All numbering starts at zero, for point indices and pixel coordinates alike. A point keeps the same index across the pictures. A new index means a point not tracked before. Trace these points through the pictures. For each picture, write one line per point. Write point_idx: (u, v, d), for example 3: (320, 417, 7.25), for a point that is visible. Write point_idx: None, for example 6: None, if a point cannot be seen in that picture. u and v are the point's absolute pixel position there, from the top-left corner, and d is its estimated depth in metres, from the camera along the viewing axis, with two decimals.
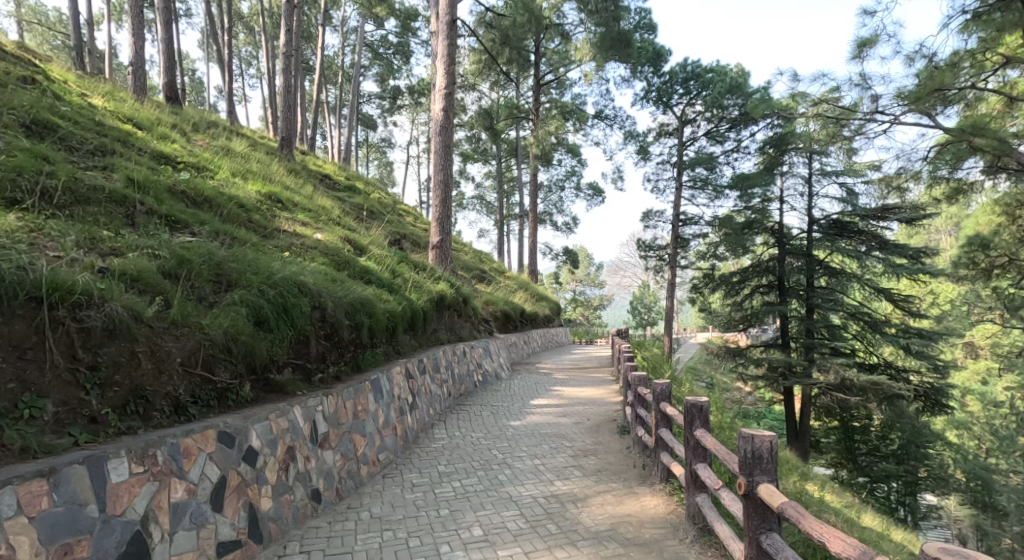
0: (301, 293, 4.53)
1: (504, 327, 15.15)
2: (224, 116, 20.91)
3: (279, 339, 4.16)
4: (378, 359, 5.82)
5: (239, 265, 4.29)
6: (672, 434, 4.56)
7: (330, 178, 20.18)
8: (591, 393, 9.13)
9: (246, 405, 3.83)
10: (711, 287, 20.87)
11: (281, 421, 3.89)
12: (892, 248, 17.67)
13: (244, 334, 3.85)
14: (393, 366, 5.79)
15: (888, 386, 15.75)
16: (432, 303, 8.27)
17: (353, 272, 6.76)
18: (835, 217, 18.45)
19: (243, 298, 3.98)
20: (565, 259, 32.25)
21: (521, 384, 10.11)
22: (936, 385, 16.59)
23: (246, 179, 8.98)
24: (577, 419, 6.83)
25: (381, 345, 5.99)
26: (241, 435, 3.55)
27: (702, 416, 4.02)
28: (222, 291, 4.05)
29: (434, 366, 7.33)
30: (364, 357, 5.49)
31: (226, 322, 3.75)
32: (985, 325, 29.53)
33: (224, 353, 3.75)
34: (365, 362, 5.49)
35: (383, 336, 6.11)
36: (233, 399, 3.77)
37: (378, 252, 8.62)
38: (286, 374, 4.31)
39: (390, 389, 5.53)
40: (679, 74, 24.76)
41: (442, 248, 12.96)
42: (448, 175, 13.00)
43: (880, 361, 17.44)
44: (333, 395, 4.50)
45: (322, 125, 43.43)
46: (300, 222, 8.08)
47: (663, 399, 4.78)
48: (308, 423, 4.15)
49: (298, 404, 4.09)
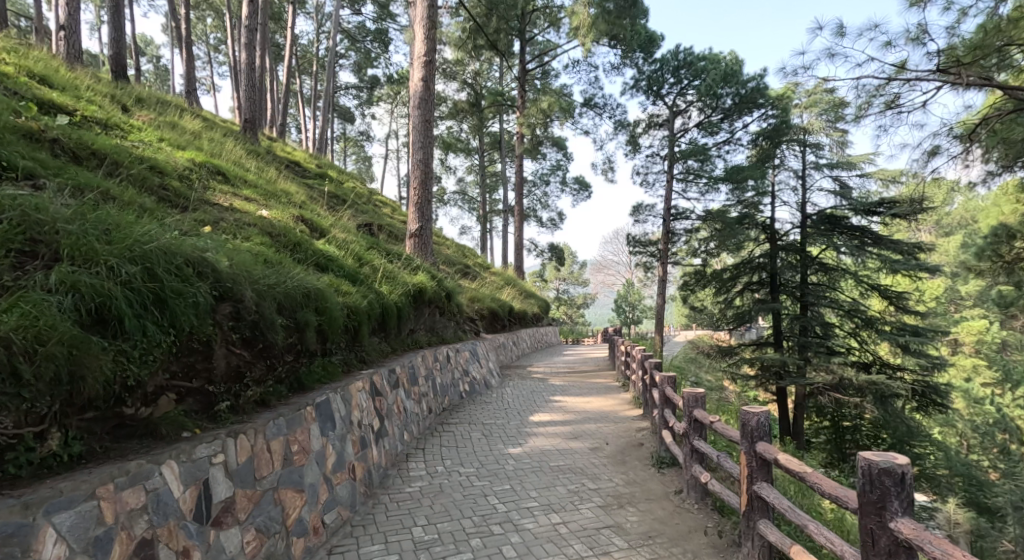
0: (198, 275, 3.00)
1: (490, 328, 13.69)
2: (183, 99, 19.15)
3: (142, 349, 2.63)
4: (333, 373, 4.32)
5: (80, 228, 2.80)
6: (781, 495, 3.25)
7: (299, 165, 18.48)
8: (594, 404, 7.74)
9: (58, 472, 2.32)
10: (701, 284, 19.23)
11: (122, 501, 2.39)
12: (886, 244, 16.40)
13: (58, 339, 2.33)
14: (353, 378, 4.30)
15: (889, 386, 14.44)
16: (409, 298, 6.77)
17: (303, 257, 5.23)
18: (831, 210, 17.21)
19: (67, 281, 2.50)
20: (551, 255, 30.82)
21: (514, 393, 8.65)
22: (930, 383, 15.27)
23: (181, 149, 7.40)
24: (594, 444, 5.41)
25: (336, 355, 4.51)
26: (12, 546, 2.02)
27: (901, 494, 2.75)
28: (33, 271, 2.56)
29: (412, 373, 5.83)
30: (309, 370, 4.00)
31: (10, 323, 2.23)
32: (970, 321, 28.70)
33: (8, 380, 2.19)
34: (312, 377, 3.99)
35: (341, 340, 4.64)
36: (23, 464, 2.24)
37: (343, 237, 7.10)
38: (162, 405, 2.83)
39: (347, 414, 4.02)
40: (671, 62, 23.48)
41: (422, 237, 11.41)
42: (427, 156, 11.45)
43: (875, 359, 15.99)
44: (241, 439, 3.00)
45: (297, 117, 41.50)
46: (242, 196, 6.51)
47: (758, 437, 3.40)
48: (186, 493, 2.65)
49: (163, 465, 2.57)
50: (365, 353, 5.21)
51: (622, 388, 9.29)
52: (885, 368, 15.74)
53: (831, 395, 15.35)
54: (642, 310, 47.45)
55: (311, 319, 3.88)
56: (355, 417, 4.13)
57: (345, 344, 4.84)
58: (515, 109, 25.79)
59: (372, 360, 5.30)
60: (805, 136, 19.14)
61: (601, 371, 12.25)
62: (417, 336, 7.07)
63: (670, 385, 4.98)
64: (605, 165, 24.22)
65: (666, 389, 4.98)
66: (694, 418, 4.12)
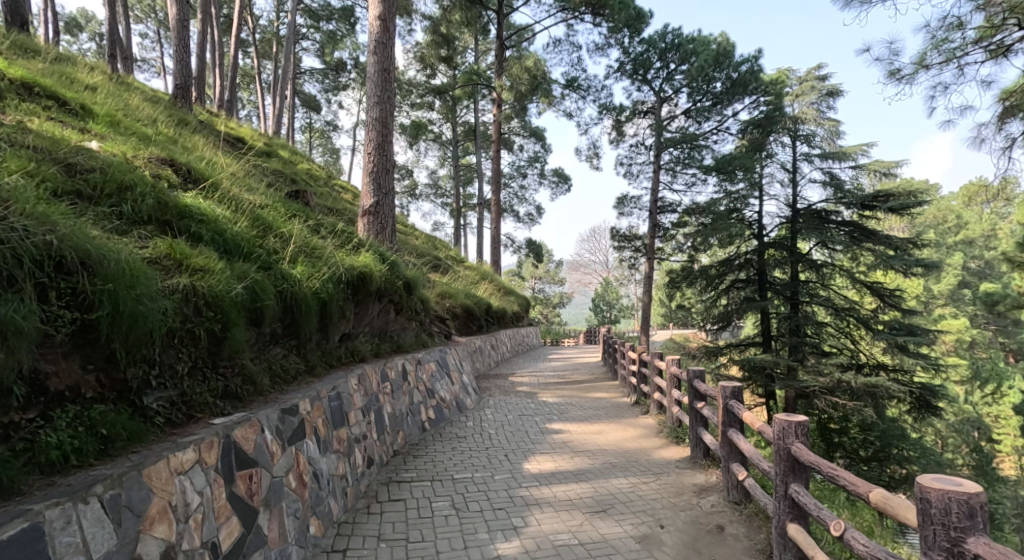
0: None
1: (464, 330, 11.43)
2: (105, 63, 16.26)
3: None
4: (109, 446, 2.28)
5: None
6: None
7: (243, 143, 15.92)
8: (610, 438, 5.53)
9: None
10: (687, 281, 16.70)
11: None
12: (877, 238, 14.17)
13: None
14: (169, 455, 2.32)
15: (888, 389, 12.13)
16: (343, 287, 4.54)
17: (126, 211, 3.05)
18: (819, 206, 15.08)
19: None
20: (528, 252, 28.54)
21: (495, 416, 6.47)
22: (929, 385, 13.06)
23: (2, 65, 4.97)
24: (643, 533, 3.24)
25: (138, 406, 2.51)
26: None
27: None
28: None
29: (341, 407, 3.68)
30: (20, 456, 2.04)
31: None
32: (958, 321, 27.41)
33: None
34: (16, 469, 1.99)
35: (153, 363, 2.61)
36: None
37: (247, 197, 4.82)
38: None
39: (106, 548, 2.01)
40: (659, 43, 21.20)
41: (380, 214, 9.09)
42: (386, 115, 9.19)
43: (870, 362, 13.98)
44: None
45: (257, 104, 38.28)
46: (79, 127, 4.24)
47: None
48: None
49: None
50: (246, 382, 3.15)
51: (635, 408, 7.14)
52: (880, 371, 13.75)
53: (824, 400, 12.69)
54: (621, 309, 45.48)
55: (19, 318, 2.06)
56: (149, 545, 2.15)
57: (190, 370, 2.82)
58: (490, 91, 23.50)
59: (258, 394, 3.20)
60: (797, 125, 17.21)
61: (598, 382, 10.13)
62: (354, 344, 4.80)
63: (798, 438, 3.02)
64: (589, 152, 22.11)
65: (795, 446, 3.02)
66: (959, 552, 2.41)
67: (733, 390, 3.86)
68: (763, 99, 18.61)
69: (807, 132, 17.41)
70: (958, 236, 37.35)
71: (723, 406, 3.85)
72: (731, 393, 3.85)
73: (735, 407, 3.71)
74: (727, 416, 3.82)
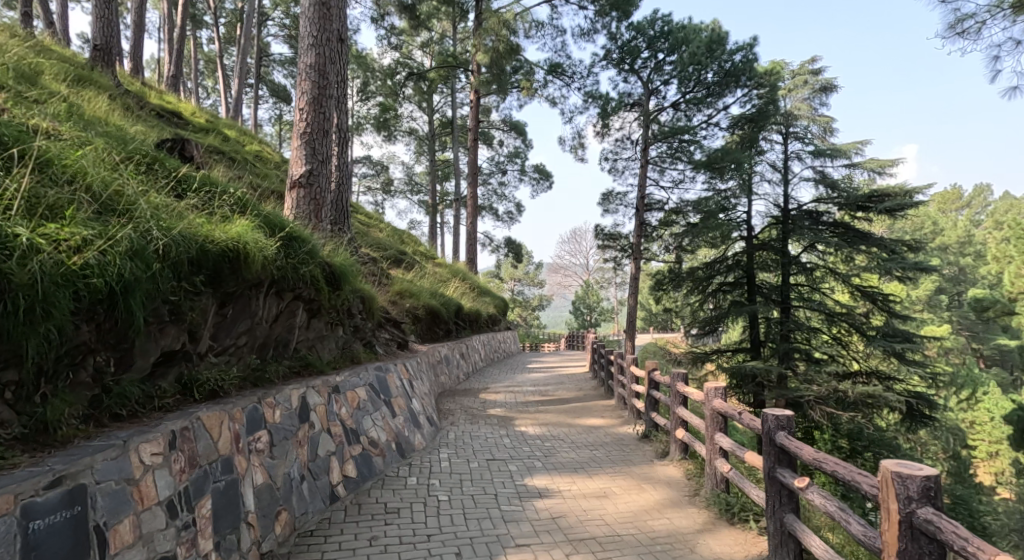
0: None
1: (427, 337, 9.47)
2: (19, 24, 13.75)
3: None
4: None
5: None
6: None
7: (179, 117, 13.60)
8: (621, 508, 3.63)
9: None
10: (674, 284, 14.84)
11: None
12: (854, 237, 12.61)
13: None
14: None
15: (886, 399, 10.46)
16: (181, 267, 2.71)
17: None
18: (809, 205, 13.31)
19: None
20: (506, 251, 26.57)
21: (447, 462, 4.55)
22: (922, 395, 11.46)
23: None
24: None
25: None
26: None
27: None
28: None
29: (67, 528, 1.98)
30: None
31: None
32: (943, 327, 26.29)
33: None
34: None
35: None
36: None
37: (29, 121, 3.01)
38: None
39: None
40: (648, 29, 17.95)
41: (312, 188, 7.05)
42: (322, 62, 7.16)
43: (863, 369, 12.32)
44: None
45: (223, 93, 35.48)
46: None
47: None
48: None
49: None
50: None
51: (646, 446, 5.28)
52: (872, 379, 12.06)
53: (819, 410, 10.79)
54: (602, 311, 43.76)
55: None
56: None
57: None
58: (467, 78, 21.47)
59: None
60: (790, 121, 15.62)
61: (587, 402, 8.26)
62: (202, 369, 3.00)
63: None
64: (574, 143, 20.30)
65: None
66: None
67: (920, 486, 2.32)
68: (757, 91, 16.77)
69: (801, 128, 15.96)
70: (938, 242, 36.54)
71: (902, 526, 2.34)
72: (919, 495, 2.31)
73: (941, 529, 2.22)
74: (914, 544, 2.32)
